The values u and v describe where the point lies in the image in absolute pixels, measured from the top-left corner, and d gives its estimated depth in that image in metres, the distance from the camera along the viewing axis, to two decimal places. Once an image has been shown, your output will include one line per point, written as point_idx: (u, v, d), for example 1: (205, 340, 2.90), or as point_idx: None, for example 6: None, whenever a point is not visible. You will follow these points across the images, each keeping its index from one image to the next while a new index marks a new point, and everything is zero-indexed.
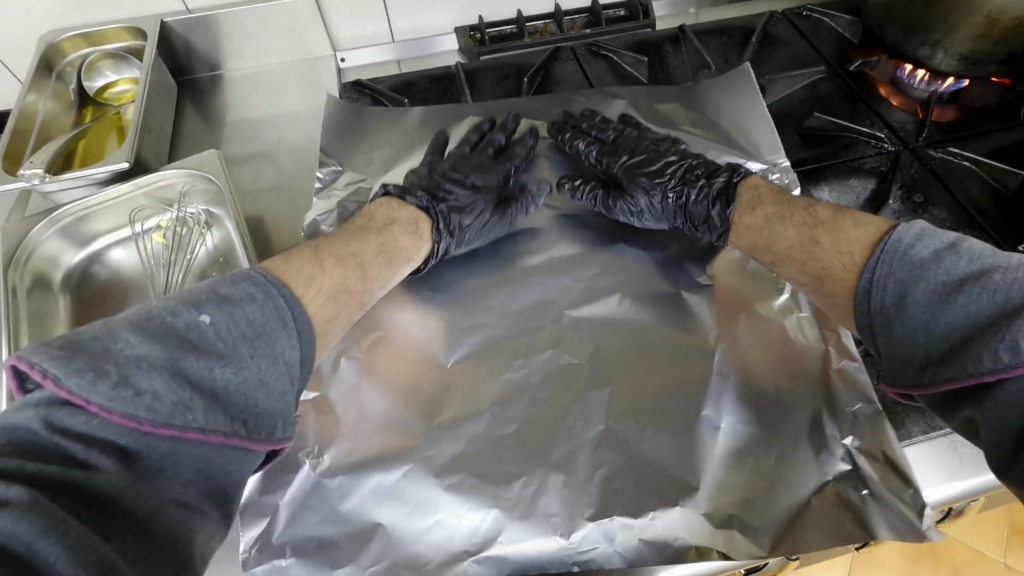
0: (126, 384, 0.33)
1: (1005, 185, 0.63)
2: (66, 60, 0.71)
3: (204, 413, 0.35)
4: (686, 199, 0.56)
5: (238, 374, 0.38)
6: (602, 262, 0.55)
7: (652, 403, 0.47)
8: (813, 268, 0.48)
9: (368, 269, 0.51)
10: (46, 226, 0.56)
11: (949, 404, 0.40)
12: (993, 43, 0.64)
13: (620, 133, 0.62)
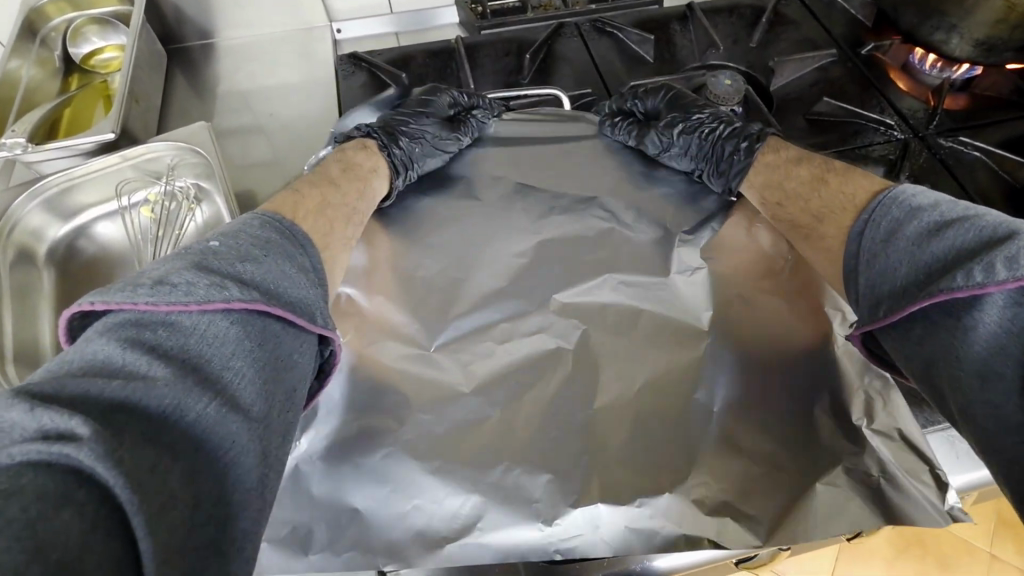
0: (162, 284, 0.32)
1: (1014, 177, 0.61)
2: (50, 25, 0.68)
3: (243, 292, 0.34)
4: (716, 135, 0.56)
5: (262, 265, 0.37)
6: (601, 241, 0.53)
7: (647, 392, 0.45)
8: (812, 208, 0.48)
9: (339, 183, 0.51)
10: (29, 198, 0.54)
11: (913, 345, 0.37)
12: (1010, 28, 0.62)
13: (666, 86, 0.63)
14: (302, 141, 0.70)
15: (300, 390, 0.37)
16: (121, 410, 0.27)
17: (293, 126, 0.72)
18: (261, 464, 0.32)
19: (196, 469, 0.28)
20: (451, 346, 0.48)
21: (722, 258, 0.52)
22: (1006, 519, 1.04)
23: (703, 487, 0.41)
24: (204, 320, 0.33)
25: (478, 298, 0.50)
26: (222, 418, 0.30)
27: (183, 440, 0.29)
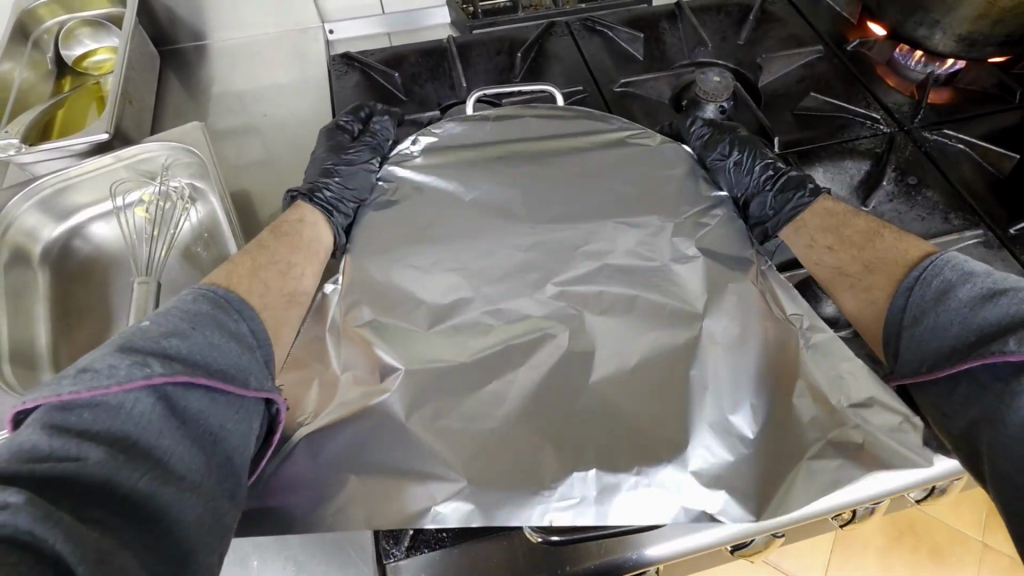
0: (83, 370, 0.32)
1: (999, 169, 0.63)
2: (43, 27, 0.68)
3: (164, 367, 0.33)
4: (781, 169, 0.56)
5: (190, 343, 0.36)
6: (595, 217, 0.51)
7: (639, 374, 0.44)
8: (864, 258, 0.48)
9: (268, 244, 0.48)
10: (23, 199, 0.54)
11: (958, 400, 0.40)
12: (992, 23, 0.63)
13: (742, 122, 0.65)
14: (297, 142, 0.71)
15: (241, 455, 0.36)
16: (44, 487, 0.28)
17: (287, 127, 0.72)
18: (199, 532, 0.32)
19: (130, 540, 0.29)
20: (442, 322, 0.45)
21: (719, 236, 0.50)
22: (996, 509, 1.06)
23: (698, 463, 0.40)
24: (131, 396, 0.32)
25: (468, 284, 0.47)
26: (155, 480, 0.31)
27: (113, 509, 0.29)
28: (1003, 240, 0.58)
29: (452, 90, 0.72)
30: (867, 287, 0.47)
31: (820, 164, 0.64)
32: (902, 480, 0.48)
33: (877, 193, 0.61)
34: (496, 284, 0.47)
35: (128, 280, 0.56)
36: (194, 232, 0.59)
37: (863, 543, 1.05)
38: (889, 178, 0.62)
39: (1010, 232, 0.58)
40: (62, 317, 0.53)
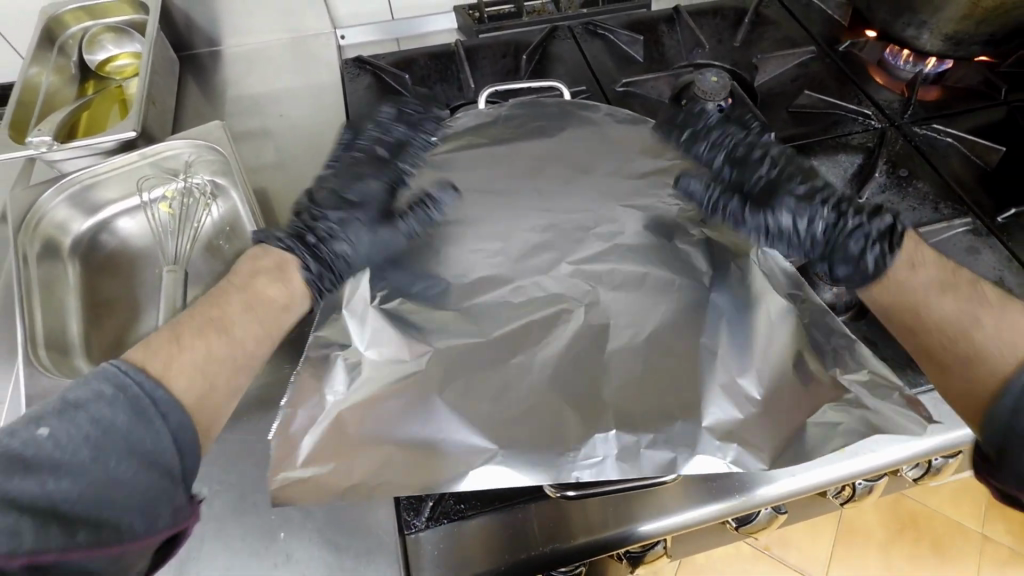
0: (61, 424, 0.33)
1: (986, 161, 0.65)
2: (68, 33, 0.71)
3: (112, 455, 0.33)
4: (840, 229, 0.48)
5: (68, 419, 0.33)
6: (603, 198, 0.54)
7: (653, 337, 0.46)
8: (960, 348, 0.40)
9: (229, 326, 0.43)
10: (54, 194, 0.57)
11: None
12: (977, 23, 0.66)
13: (778, 149, 0.56)
14: (313, 143, 0.74)
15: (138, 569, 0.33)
16: None
17: (302, 128, 0.75)
18: None
19: None
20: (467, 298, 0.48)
21: (727, 209, 0.52)
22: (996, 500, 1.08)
23: (704, 429, 0.41)
24: (79, 468, 0.32)
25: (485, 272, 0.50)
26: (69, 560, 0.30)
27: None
28: (991, 228, 0.60)
29: (460, 91, 0.74)
30: (977, 371, 0.39)
31: (815, 158, 0.67)
32: (899, 452, 0.50)
33: (870, 184, 0.63)
34: (510, 264, 0.49)
35: (154, 271, 0.59)
36: (216, 227, 0.61)
37: (864, 535, 1.07)
38: (881, 170, 0.65)
39: (998, 221, 0.61)
40: (92, 306, 0.56)
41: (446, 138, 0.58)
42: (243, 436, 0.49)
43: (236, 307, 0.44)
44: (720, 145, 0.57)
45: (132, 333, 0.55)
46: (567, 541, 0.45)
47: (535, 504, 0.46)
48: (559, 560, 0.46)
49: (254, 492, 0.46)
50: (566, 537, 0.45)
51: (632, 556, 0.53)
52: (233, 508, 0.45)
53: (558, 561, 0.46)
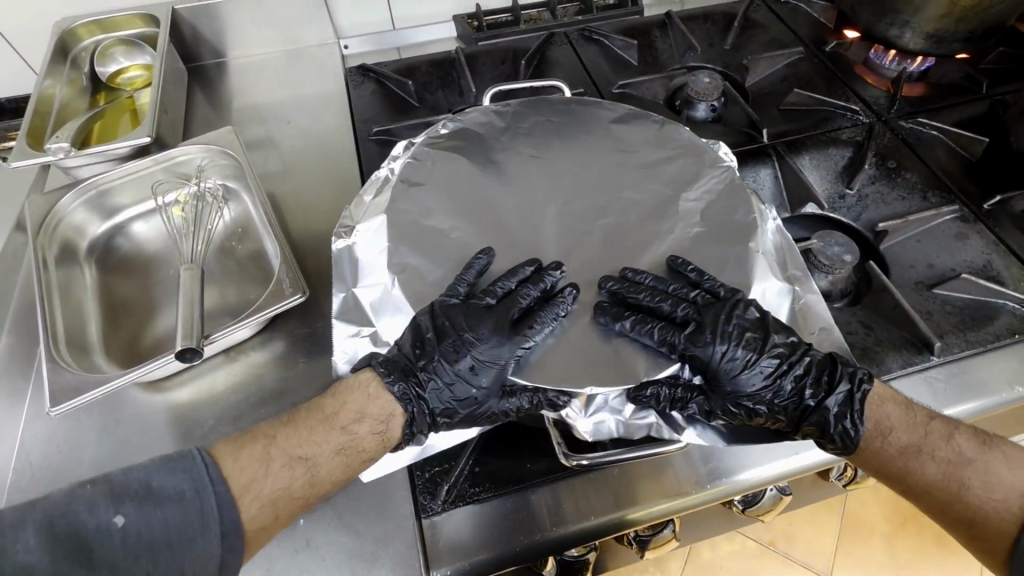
0: (121, 491, 0.36)
1: (970, 151, 0.68)
2: (80, 46, 0.73)
3: (152, 532, 0.36)
4: (804, 419, 0.43)
5: (144, 513, 0.36)
6: (615, 172, 0.53)
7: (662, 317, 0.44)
8: (962, 504, 0.42)
9: (323, 441, 0.41)
10: (72, 198, 0.59)
11: None
12: (957, 21, 0.70)
13: (750, 316, 0.44)
14: (318, 145, 0.75)
15: None
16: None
17: (307, 132, 0.76)
18: None
19: None
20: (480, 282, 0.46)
21: (731, 189, 0.52)
22: None
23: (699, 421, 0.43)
24: (123, 539, 0.35)
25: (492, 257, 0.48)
26: None
27: None
28: (978, 214, 0.63)
29: (461, 96, 0.77)
30: (964, 513, 0.41)
31: (807, 153, 0.69)
32: None
33: (861, 176, 0.66)
34: None
35: (168, 272, 0.60)
36: (228, 229, 0.62)
37: (868, 527, 1.08)
38: (870, 162, 0.67)
39: (984, 208, 0.63)
40: (108, 307, 0.56)
41: (453, 127, 0.57)
42: None
43: (325, 436, 0.42)
44: (699, 322, 0.43)
45: (148, 332, 0.55)
46: (578, 523, 0.47)
47: (539, 491, 0.47)
48: (570, 542, 0.47)
49: None
50: (576, 519, 0.47)
51: (641, 540, 0.54)
52: None
53: (569, 543, 0.47)
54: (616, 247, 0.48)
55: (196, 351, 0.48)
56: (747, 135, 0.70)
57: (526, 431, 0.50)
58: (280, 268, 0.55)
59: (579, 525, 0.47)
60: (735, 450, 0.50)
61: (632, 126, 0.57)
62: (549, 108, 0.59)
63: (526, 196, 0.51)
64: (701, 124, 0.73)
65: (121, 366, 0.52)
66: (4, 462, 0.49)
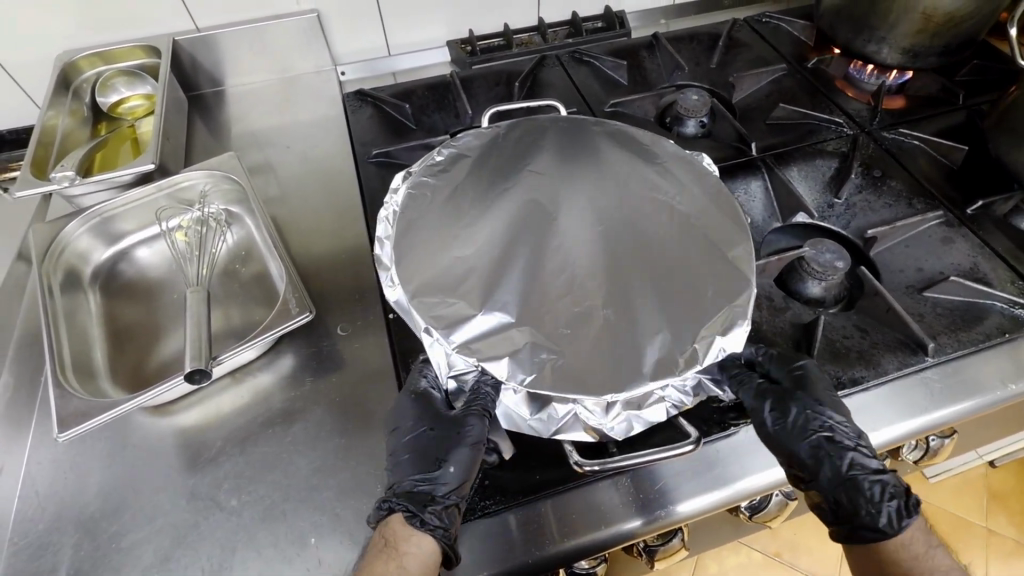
0: None
1: (951, 160, 0.70)
2: (82, 77, 0.74)
3: None
4: (847, 465, 0.41)
5: None
6: (612, 182, 0.54)
7: (660, 320, 0.44)
8: None
9: None
10: (77, 224, 0.60)
11: None
12: (931, 36, 0.73)
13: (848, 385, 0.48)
14: (317, 169, 0.76)
15: None
16: None
17: (306, 156, 0.78)
18: None
19: None
20: (483, 288, 0.45)
21: (723, 198, 0.53)
22: (995, 494, 1.15)
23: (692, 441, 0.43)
24: None
25: (489, 261, 0.47)
26: None
27: None
28: (961, 218, 0.65)
29: (457, 118, 0.78)
30: None
31: (794, 164, 0.71)
32: (900, 431, 0.53)
33: (847, 185, 0.68)
34: None
35: (173, 296, 0.60)
36: (231, 251, 0.62)
37: None
38: (856, 172, 0.70)
39: (967, 212, 0.65)
40: (113, 332, 0.56)
41: (449, 153, 0.57)
42: (269, 448, 0.50)
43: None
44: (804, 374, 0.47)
45: (153, 357, 0.55)
46: (588, 534, 0.47)
47: (548, 502, 0.47)
48: (580, 554, 0.47)
49: (283, 499, 0.48)
50: (583, 529, 0.47)
51: (650, 549, 0.54)
52: (263, 518, 0.47)
53: (576, 553, 0.47)
54: (615, 252, 0.48)
55: (204, 372, 0.49)
56: (736, 149, 0.72)
57: (533, 442, 0.50)
58: (286, 289, 0.56)
59: (588, 538, 0.47)
60: (737, 457, 0.51)
61: (625, 138, 0.59)
62: (544, 124, 0.61)
63: (526, 205, 0.52)
64: (692, 138, 0.75)
65: (127, 390, 0.52)
66: (10, 491, 0.48)
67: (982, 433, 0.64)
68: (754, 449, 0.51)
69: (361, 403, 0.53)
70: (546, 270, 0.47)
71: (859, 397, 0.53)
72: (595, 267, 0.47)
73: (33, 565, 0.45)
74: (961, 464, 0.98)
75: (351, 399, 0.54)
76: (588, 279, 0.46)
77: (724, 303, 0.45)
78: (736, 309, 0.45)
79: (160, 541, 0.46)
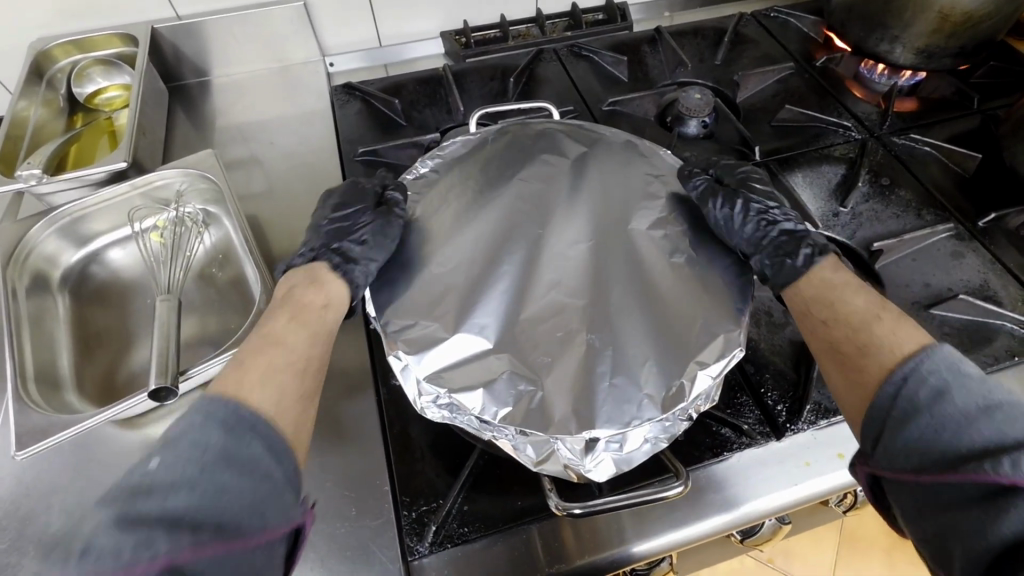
0: None
1: (965, 168, 0.67)
2: (56, 67, 0.71)
3: None
4: None
5: None
6: (603, 194, 0.50)
7: (650, 349, 0.41)
8: (857, 338, 0.41)
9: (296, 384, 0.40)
10: (44, 226, 0.57)
11: None
12: (947, 36, 0.70)
13: None
14: (302, 166, 0.73)
15: None
16: None
17: (291, 151, 0.74)
18: None
19: None
20: (463, 308, 0.43)
21: (720, 212, 0.50)
22: None
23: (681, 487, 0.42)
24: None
25: (471, 279, 0.45)
26: None
27: None
28: (973, 232, 0.62)
29: (449, 115, 0.75)
30: (858, 328, 0.41)
31: (799, 170, 0.68)
32: None
33: (853, 194, 0.65)
34: None
35: (146, 302, 0.57)
36: (208, 255, 0.60)
37: (867, 544, 1.06)
38: (864, 180, 0.66)
39: (980, 223, 0.62)
40: (82, 340, 0.54)
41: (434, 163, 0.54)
42: None
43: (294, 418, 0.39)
44: None
45: (124, 367, 0.53)
46: (570, 564, 0.45)
47: (530, 529, 0.45)
48: None
49: None
50: (564, 558, 0.45)
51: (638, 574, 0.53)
52: None
53: None
54: (605, 269, 0.45)
55: (171, 389, 0.46)
56: (739, 153, 0.69)
57: (517, 467, 0.48)
58: (262, 297, 0.53)
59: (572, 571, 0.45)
60: (731, 481, 0.48)
61: (620, 148, 0.55)
62: (534, 129, 0.57)
63: (511, 218, 0.49)
64: (694, 141, 0.72)
65: (95, 403, 0.50)
66: None
67: None
68: (751, 476, 0.49)
69: (339, 418, 0.51)
70: (531, 290, 0.44)
71: None
72: (581, 287, 0.44)
73: None
74: None
75: (328, 414, 0.51)
76: (572, 302, 0.44)
77: (720, 328, 0.42)
78: (731, 339, 0.41)
79: None
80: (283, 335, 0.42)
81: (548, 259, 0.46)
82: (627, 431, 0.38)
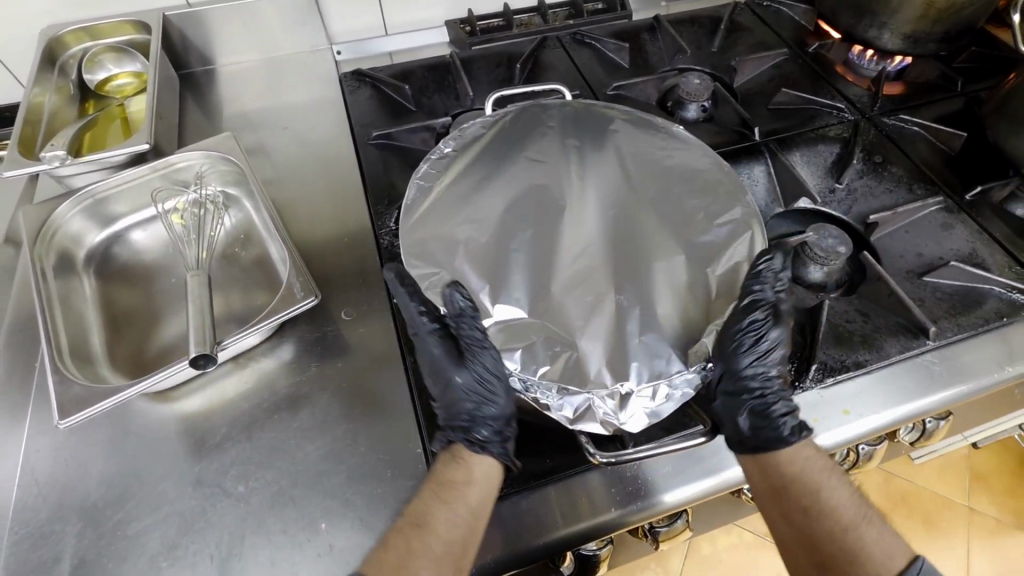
0: None
1: (951, 146, 0.71)
2: (68, 53, 0.71)
3: None
4: None
5: None
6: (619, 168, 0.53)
7: (674, 310, 0.44)
8: (840, 542, 0.43)
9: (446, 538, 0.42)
10: (70, 206, 0.58)
11: None
12: (932, 22, 0.73)
13: None
14: (314, 151, 0.74)
15: None
16: None
17: (304, 137, 0.76)
18: None
19: None
20: (494, 275, 0.45)
21: (733, 184, 0.52)
22: (977, 473, 1.19)
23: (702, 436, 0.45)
24: None
25: (500, 249, 0.47)
26: None
27: None
28: (961, 205, 0.65)
29: (458, 100, 0.77)
30: (843, 531, 0.44)
31: (797, 149, 0.71)
32: (898, 414, 0.53)
33: (849, 171, 0.68)
34: None
35: (170, 281, 0.59)
36: (229, 235, 0.61)
37: None
38: (858, 158, 0.70)
39: (966, 196, 0.66)
40: (110, 317, 0.55)
41: (455, 141, 0.55)
42: (275, 434, 0.50)
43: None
44: None
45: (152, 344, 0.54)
46: (592, 518, 0.46)
47: (553, 487, 0.47)
48: (586, 536, 0.47)
49: (291, 486, 0.47)
50: (587, 513, 0.47)
51: (655, 531, 0.55)
52: (273, 503, 0.46)
53: (583, 537, 0.47)
54: (627, 237, 0.48)
55: (209, 357, 0.48)
56: (739, 134, 0.72)
57: (544, 427, 0.50)
58: (290, 272, 0.55)
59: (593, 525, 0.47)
60: None
61: (632, 126, 0.57)
62: (549, 108, 0.59)
63: (534, 191, 0.51)
64: (696, 123, 0.74)
65: (129, 377, 0.51)
66: (7, 481, 0.47)
67: (974, 417, 0.66)
68: None
69: (369, 389, 0.53)
70: (557, 258, 0.46)
71: (866, 379, 0.54)
72: (605, 254, 0.47)
73: (35, 555, 0.44)
74: (945, 449, 0.99)
75: (358, 384, 0.53)
76: (599, 268, 0.46)
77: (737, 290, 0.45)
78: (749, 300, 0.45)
79: (167, 528, 0.45)
80: (429, 517, 0.43)
81: (572, 228, 0.48)
82: (661, 384, 0.41)
